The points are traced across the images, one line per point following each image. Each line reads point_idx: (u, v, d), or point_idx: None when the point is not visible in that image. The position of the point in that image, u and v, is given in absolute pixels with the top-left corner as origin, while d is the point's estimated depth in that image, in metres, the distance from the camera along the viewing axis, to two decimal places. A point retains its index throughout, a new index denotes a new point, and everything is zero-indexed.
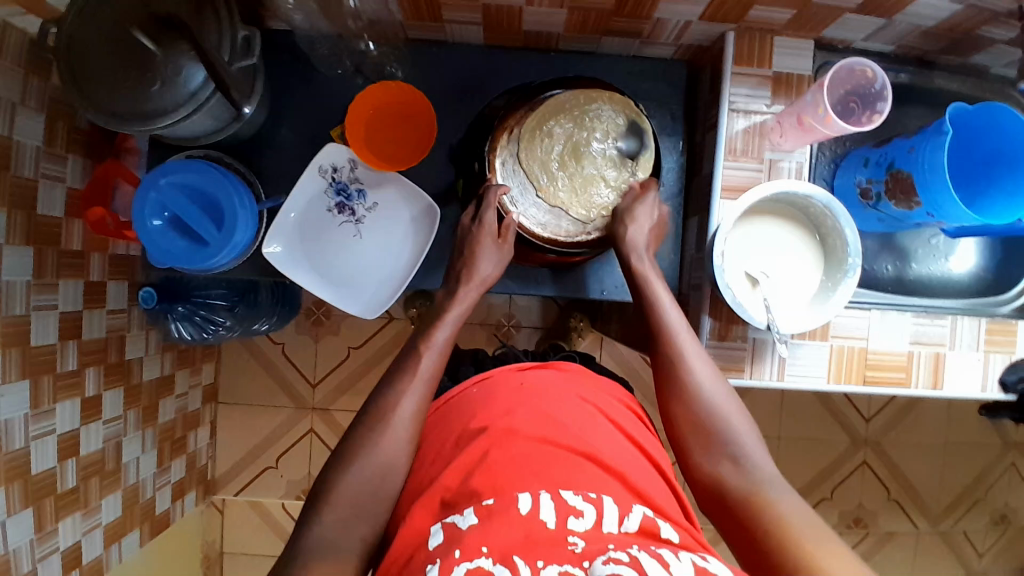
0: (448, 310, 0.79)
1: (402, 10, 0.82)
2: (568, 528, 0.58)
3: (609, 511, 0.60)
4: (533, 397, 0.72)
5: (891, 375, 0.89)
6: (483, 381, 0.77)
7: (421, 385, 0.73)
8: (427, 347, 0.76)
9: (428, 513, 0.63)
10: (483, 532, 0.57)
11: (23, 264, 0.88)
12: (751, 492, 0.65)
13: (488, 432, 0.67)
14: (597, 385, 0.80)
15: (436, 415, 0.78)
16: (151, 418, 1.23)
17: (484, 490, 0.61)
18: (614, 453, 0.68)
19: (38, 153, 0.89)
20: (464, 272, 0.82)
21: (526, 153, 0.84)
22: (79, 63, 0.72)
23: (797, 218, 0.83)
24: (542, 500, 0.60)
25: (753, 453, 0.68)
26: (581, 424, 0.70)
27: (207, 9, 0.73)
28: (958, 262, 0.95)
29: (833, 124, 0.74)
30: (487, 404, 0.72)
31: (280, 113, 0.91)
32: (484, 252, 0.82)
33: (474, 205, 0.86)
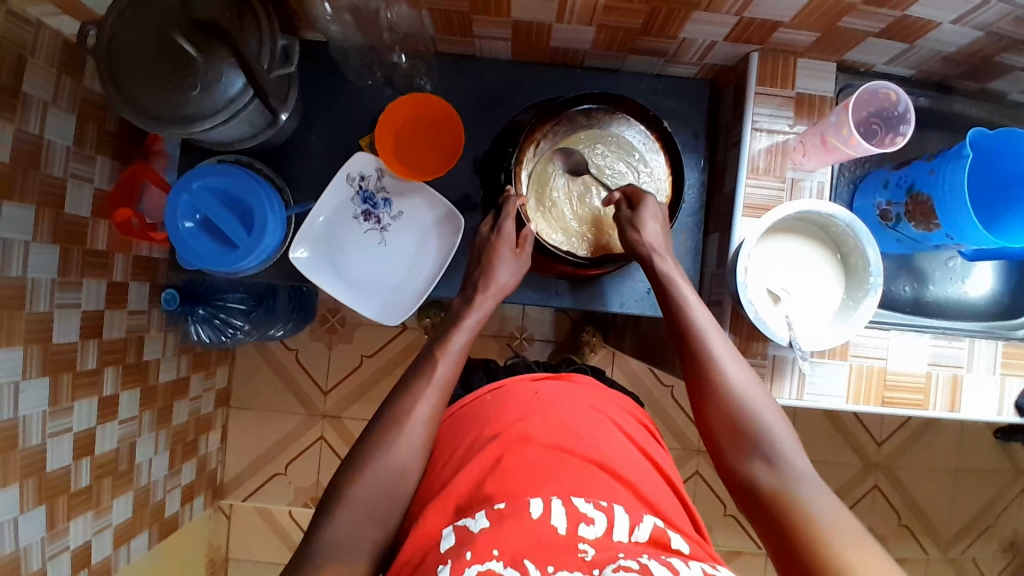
0: (465, 318, 0.80)
1: (433, 24, 0.84)
2: (579, 534, 0.58)
3: (621, 521, 0.61)
4: (547, 406, 0.73)
5: (909, 396, 0.89)
6: (497, 389, 0.77)
7: (438, 391, 0.73)
8: (443, 353, 0.77)
9: (441, 515, 0.63)
10: (495, 535, 0.58)
11: (49, 262, 0.90)
12: (784, 487, 0.65)
13: (502, 439, 0.68)
14: (607, 396, 0.80)
15: (451, 420, 0.78)
16: (165, 419, 1.24)
17: (497, 495, 0.62)
18: (626, 463, 0.69)
19: (68, 153, 0.91)
20: (481, 281, 0.83)
21: (544, 170, 0.88)
22: (121, 67, 0.74)
23: (817, 236, 0.84)
24: (553, 506, 0.60)
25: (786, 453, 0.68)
26: (594, 433, 0.71)
27: (247, 18, 0.75)
28: (974, 286, 0.95)
29: (858, 144, 0.75)
30: (501, 412, 0.72)
31: (310, 121, 0.93)
32: (503, 262, 0.83)
33: (492, 216, 0.87)
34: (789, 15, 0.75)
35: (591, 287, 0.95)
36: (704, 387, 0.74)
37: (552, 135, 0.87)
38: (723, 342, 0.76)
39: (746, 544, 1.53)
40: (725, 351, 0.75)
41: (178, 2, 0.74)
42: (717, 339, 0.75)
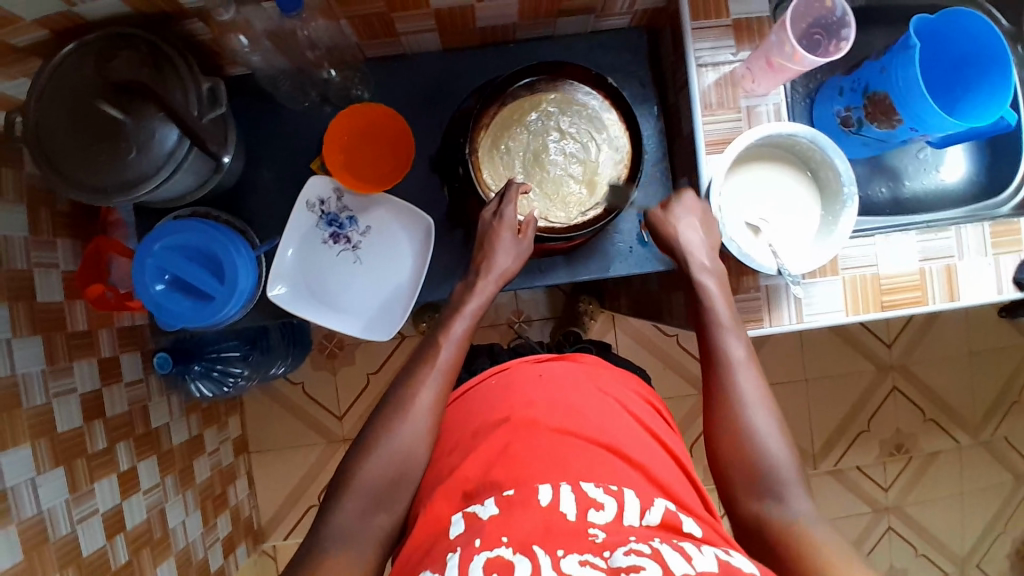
0: (467, 303, 0.79)
1: (356, 32, 0.82)
2: (589, 520, 0.58)
3: (631, 504, 0.61)
4: (552, 392, 0.73)
5: (906, 296, 0.89)
6: (501, 372, 0.78)
7: (438, 375, 0.73)
8: (445, 339, 0.76)
9: (449, 502, 0.65)
10: (503, 521, 0.58)
11: (35, 354, 0.89)
12: (793, 529, 0.64)
13: (510, 423, 0.69)
14: (612, 374, 0.80)
15: (455, 406, 0.78)
16: (190, 480, 1.24)
17: (506, 482, 0.62)
18: (635, 445, 0.69)
19: (27, 243, 0.90)
20: (483, 265, 0.81)
21: (491, 169, 0.86)
22: (51, 146, 0.72)
23: (786, 159, 0.83)
24: (562, 493, 0.61)
25: (796, 487, 0.66)
26: (601, 416, 0.71)
27: (168, 68, 0.73)
28: (949, 171, 0.95)
29: (803, 59, 0.74)
30: (509, 397, 0.73)
31: (257, 157, 0.92)
32: (503, 245, 0.80)
33: (494, 199, 0.83)
34: None
35: (572, 260, 0.94)
36: (724, 419, 0.71)
37: (498, 112, 0.86)
38: (746, 366, 0.72)
39: None
40: (748, 374, 0.72)
41: (93, 67, 0.72)
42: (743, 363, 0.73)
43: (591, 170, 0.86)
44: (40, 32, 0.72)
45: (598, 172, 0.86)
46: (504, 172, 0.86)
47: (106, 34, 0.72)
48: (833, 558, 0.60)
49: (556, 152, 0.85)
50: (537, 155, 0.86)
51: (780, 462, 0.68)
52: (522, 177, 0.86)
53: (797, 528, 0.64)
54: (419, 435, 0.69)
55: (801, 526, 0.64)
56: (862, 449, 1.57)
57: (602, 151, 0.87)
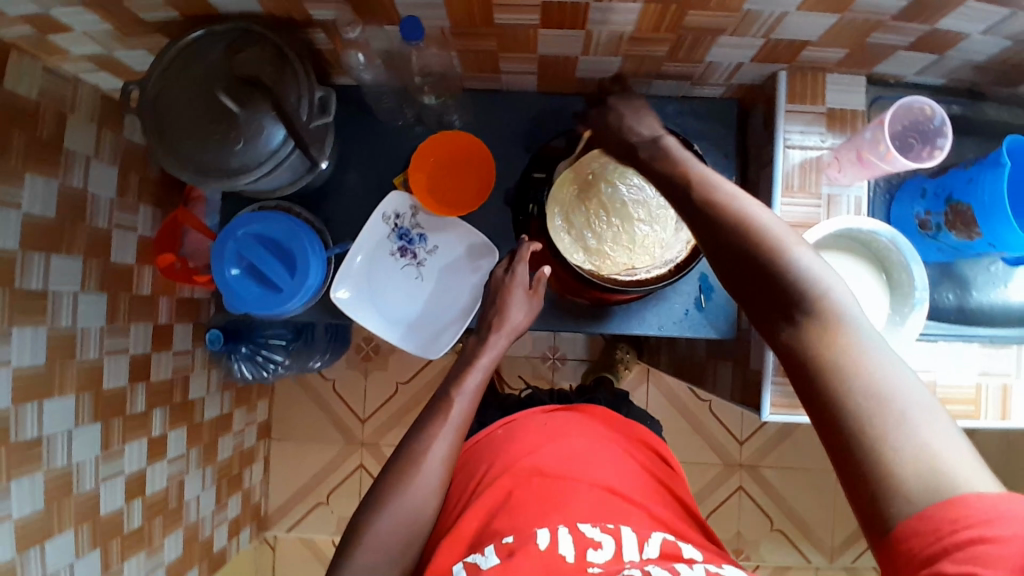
0: (480, 356, 0.82)
1: (463, 64, 0.85)
2: (589, 560, 0.63)
3: (629, 540, 0.66)
4: (551, 438, 0.79)
5: (959, 408, 0.87)
6: (508, 423, 0.83)
7: (452, 431, 0.75)
8: (459, 392, 0.79)
9: (451, 553, 0.68)
10: (504, 568, 0.62)
11: (98, 311, 0.93)
12: (822, 354, 0.52)
13: (509, 472, 0.74)
14: (615, 422, 0.85)
15: (466, 455, 0.83)
16: (211, 455, 1.26)
17: (505, 529, 0.67)
18: (632, 483, 0.75)
19: (112, 204, 0.95)
20: (496, 319, 0.85)
21: (564, 205, 0.87)
22: (167, 123, 0.76)
23: (860, 252, 0.83)
24: (560, 535, 0.65)
25: (828, 292, 0.54)
26: (598, 459, 0.77)
27: (287, 70, 0.77)
28: (1016, 290, 0.92)
29: (895, 160, 0.75)
30: (508, 447, 0.78)
31: (344, 162, 0.95)
32: (515, 302, 0.85)
33: (507, 257, 0.90)
34: (817, 34, 0.75)
35: (626, 312, 0.95)
36: (745, 286, 0.58)
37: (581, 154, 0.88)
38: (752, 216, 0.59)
39: (794, 560, 1.51)
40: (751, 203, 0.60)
41: (218, 57, 0.76)
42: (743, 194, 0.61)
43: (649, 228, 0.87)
44: (170, 12, 0.74)
45: (664, 225, 0.87)
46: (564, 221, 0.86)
47: (236, 28, 0.77)
48: (869, 368, 0.50)
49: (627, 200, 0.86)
50: (602, 209, 0.87)
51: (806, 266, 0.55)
52: (590, 217, 0.87)
53: (820, 344, 0.53)
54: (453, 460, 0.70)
55: (845, 342, 0.52)
56: None
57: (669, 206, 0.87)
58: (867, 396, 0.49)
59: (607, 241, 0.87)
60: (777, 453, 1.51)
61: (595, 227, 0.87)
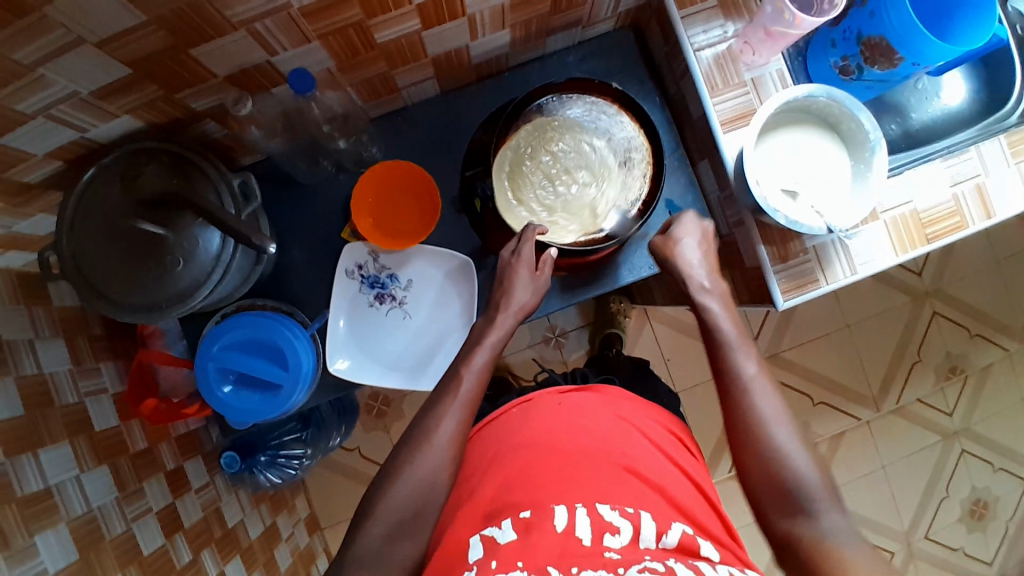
0: (487, 336, 0.78)
1: (361, 96, 0.83)
2: (605, 544, 0.62)
3: (647, 526, 0.65)
4: (569, 418, 0.78)
5: (947, 223, 0.89)
6: (525, 403, 0.82)
7: (460, 408, 0.73)
8: (466, 371, 0.76)
9: (471, 524, 0.69)
10: (520, 546, 0.62)
11: (104, 484, 0.88)
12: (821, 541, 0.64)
13: (529, 449, 0.75)
14: (631, 402, 0.83)
15: (482, 433, 0.82)
16: (275, 570, 1.21)
17: (522, 503, 0.67)
18: (653, 465, 0.74)
19: (72, 374, 0.90)
20: (502, 301, 0.80)
21: (518, 188, 0.86)
22: (97, 276, 0.71)
23: (803, 119, 0.84)
24: (577, 517, 0.65)
25: (827, 503, 0.66)
26: (619, 441, 0.76)
27: (195, 173, 0.73)
28: (950, 95, 0.96)
29: (804, 22, 0.76)
30: (528, 430, 0.78)
31: (286, 238, 0.92)
32: (520, 282, 0.80)
33: (512, 239, 0.83)
34: None
35: (612, 266, 0.95)
36: (762, 480, 0.69)
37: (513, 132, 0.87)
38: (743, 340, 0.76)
39: (848, 422, 1.56)
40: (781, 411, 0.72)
41: (119, 189, 0.71)
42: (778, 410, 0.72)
43: (602, 175, 0.87)
44: (54, 164, 0.71)
45: (617, 169, 0.88)
46: (526, 206, 0.86)
47: (126, 152, 0.72)
48: None
49: (574, 161, 0.87)
50: (546, 180, 0.87)
51: (808, 479, 0.68)
52: (547, 190, 0.87)
53: (826, 544, 0.64)
54: None
55: (829, 506, 0.66)
56: (919, 380, 1.57)
57: (614, 151, 0.88)
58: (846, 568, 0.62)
59: (573, 205, 0.87)
60: (792, 334, 1.55)
61: (556, 197, 0.87)
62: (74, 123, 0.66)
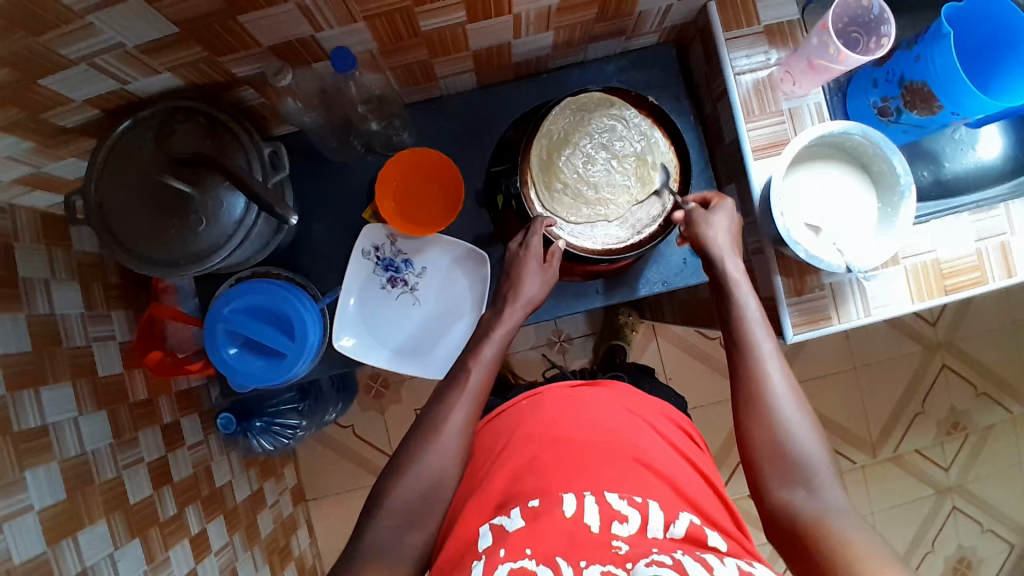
0: (494, 328, 0.81)
1: (398, 80, 0.83)
2: (613, 533, 0.62)
3: (655, 517, 0.65)
4: (580, 409, 0.79)
5: (967, 277, 0.89)
6: (533, 396, 0.83)
7: (469, 399, 0.75)
8: (474, 363, 0.78)
9: (480, 514, 0.69)
10: (530, 534, 0.63)
11: (101, 429, 0.90)
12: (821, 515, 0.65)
13: (538, 439, 0.75)
14: (643, 399, 0.84)
15: (490, 425, 0.83)
16: (255, 535, 1.22)
17: (531, 492, 0.67)
18: (663, 459, 0.74)
19: (84, 319, 0.92)
20: (510, 293, 0.82)
21: (545, 175, 0.85)
22: (121, 227, 0.73)
23: (835, 155, 0.83)
24: (586, 504, 0.65)
25: (826, 477, 0.68)
26: (629, 432, 0.77)
27: (226, 137, 0.74)
28: (986, 149, 0.93)
29: (848, 59, 0.75)
30: (538, 418, 0.78)
31: (308, 211, 0.93)
32: (529, 273, 0.82)
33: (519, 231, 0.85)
34: None
35: (624, 279, 0.95)
36: (764, 452, 0.70)
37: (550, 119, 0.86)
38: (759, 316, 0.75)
39: (841, 464, 1.54)
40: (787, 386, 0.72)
41: (153, 146, 0.73)
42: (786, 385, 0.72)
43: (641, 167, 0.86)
44: (91, 112, 0.73)
45: (647, 177, 0.86)
46: (550, 196, 0.85)
47: (163, 110, 0.73)
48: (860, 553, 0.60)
49: (605, 158, 0.85)
50: (583, 162, 0.85)
51: (809, 451, 0.69)
52: (574, 183, 0.85)
53: (824, 517, 0.65)
54: None
55: (829, 482, 0.67)
56: (919, 431, 1.56)
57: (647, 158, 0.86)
58: (838, 534, 0.63)
59: (596, 204, 0.85)
60: (797, 369, 1.54)
61: (581, 193, 0.85)
62: (115, 75, 0.67)
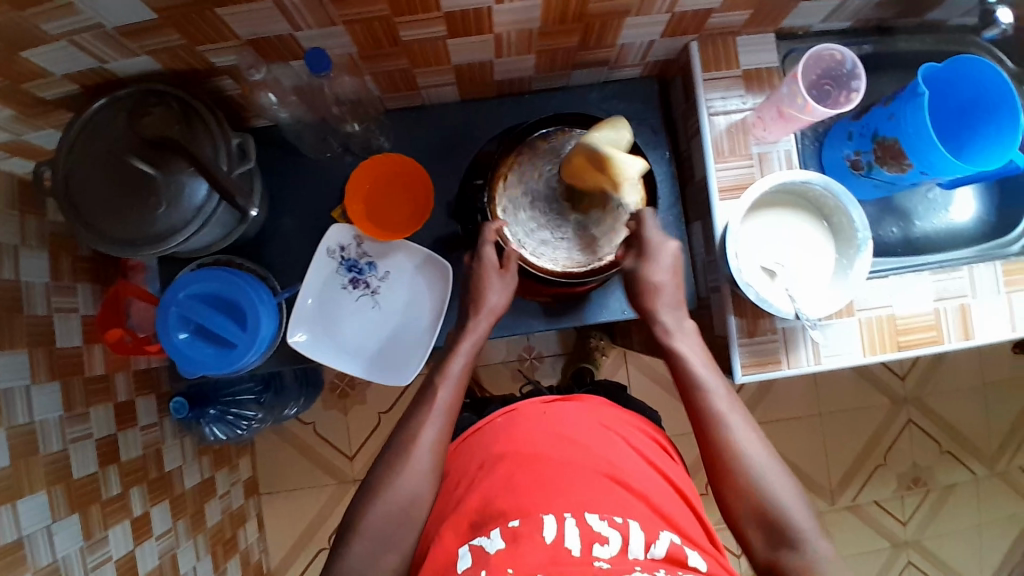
0: (459, 343, 0.81)
1: (379, 86, 0.85)
2: (594, 554, 0.61)
3: (636, 538, 0.64)
4: (554, 423, 0.77)
5: (921, 336, 0.89)
6: (510, 411, 0.80)
7: (439, 420, 0.75)
8: (443, 379, 0.78)
9: (457, 535, 0.67)
10: (509, 556, 0.61)
11: (53, 400, 0.89)
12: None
13: (513, 457, 0.72)
14: (615, 412, 0.83)
15: (465, 443, 0.81)
16: (201, 523, 1.21)
17: (510, 512, 0.65)
18: (638, 475, 0.73)
19: (48, 289, 0.92)
20: (471, 304, 0.83)
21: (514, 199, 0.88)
22: (82, 201, 0.73)
23: (798, 204, 0.85)
24: (567, 526, 0.63)
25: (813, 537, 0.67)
26: (603, 445, 0.75)
27: (197, 123, 0.75)
28: (958, 212, 0.96)
29: (814, 110, 0.77)
30: (512, 433, 0.76)
31: (279, 205, 0.93)
32: (486, 282, 0.83)
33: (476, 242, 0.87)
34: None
35: (585, 304, 0.96)
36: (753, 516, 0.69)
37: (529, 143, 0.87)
38: (739, 418, 0.74)
39: None
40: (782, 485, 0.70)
41: (123, 123, 0.74)
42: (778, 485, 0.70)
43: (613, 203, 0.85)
44: (70, 87, 0.73)
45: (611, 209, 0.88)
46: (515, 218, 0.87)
47: (137, 91, 0.74)
48: None
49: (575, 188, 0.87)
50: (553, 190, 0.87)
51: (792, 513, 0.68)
52: (540, 211, 0.88)
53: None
54: (423, 475, 0.71)
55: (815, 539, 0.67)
56: (879, 485, 1.56)
57: (614, 192, 0.88)
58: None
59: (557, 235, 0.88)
60: (764, 410, 1.54)
61: (545, 221, 0.88)
62: (96, 53, 0.68)
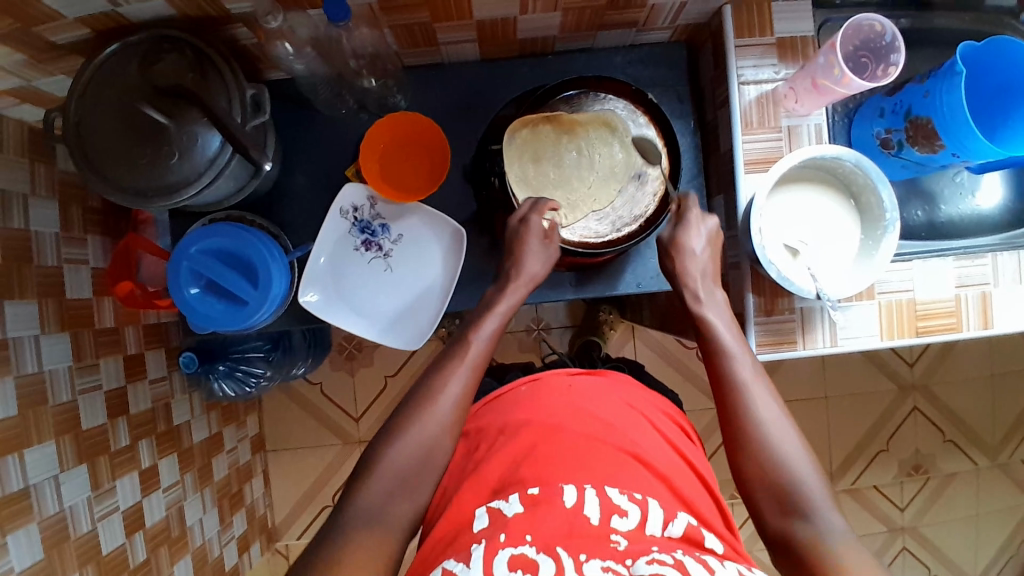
0: (498, 302, 0.76)
1: (397, 40, 0.82)
2: (612, 526, 0.62)
3: (655, 514, 0.64)
4: (578, 398, 0.76)
5: (942, 322, 0.87)
6: (534, 382, 0.79)
7: (467, 372, 0.72)
8: (475, 335, 0.74)
9: (476, 496, 0.67)
10: (529, 521, 0.61)
11: (63, 351, 0.89)
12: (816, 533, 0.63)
13: (533, 427, 0.72)
14: (643, 393, 0.82)
15: (484, 408, 0.80)
16: (208, 477, 1.23)
17: (530, 479, 0.66)
18: (659, 455, 0.73)
19: (58, 240, 0.91)
20: (513, 269, 0.78)
21: (525, 165, 0.84)
22: (94, 148, 0.71)
23: (829, 182, 0.82)
24: (586, 497, 0.64)
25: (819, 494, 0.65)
26: (625, 423, 0.75)
27: (210, 71, 0.73)
28: (984, 198, 0.93)
29: (851, 83, 0.73)
30: (533, 405, 0.75)
31: (293, 162, 0.92)
32: (532, 251, 0.78)
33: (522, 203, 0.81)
34: None
35: (606, 274, 0.94)
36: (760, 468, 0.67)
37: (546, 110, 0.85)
38: (766, 396, 0.70)
39: None
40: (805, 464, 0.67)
41: (136, 71, 0.72)
42: (824, 504, 0.65)
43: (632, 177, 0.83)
44: (82, 32, 0.71)
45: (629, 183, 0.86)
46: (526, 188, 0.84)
47: (151, 37, 0.72)
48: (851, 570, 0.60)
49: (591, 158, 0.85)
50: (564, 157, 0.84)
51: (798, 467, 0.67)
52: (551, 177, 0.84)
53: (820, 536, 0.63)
54: None
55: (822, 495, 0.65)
56: (881, 468, 1.56)
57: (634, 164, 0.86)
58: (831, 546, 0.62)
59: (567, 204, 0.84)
60: None
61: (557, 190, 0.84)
62: None
